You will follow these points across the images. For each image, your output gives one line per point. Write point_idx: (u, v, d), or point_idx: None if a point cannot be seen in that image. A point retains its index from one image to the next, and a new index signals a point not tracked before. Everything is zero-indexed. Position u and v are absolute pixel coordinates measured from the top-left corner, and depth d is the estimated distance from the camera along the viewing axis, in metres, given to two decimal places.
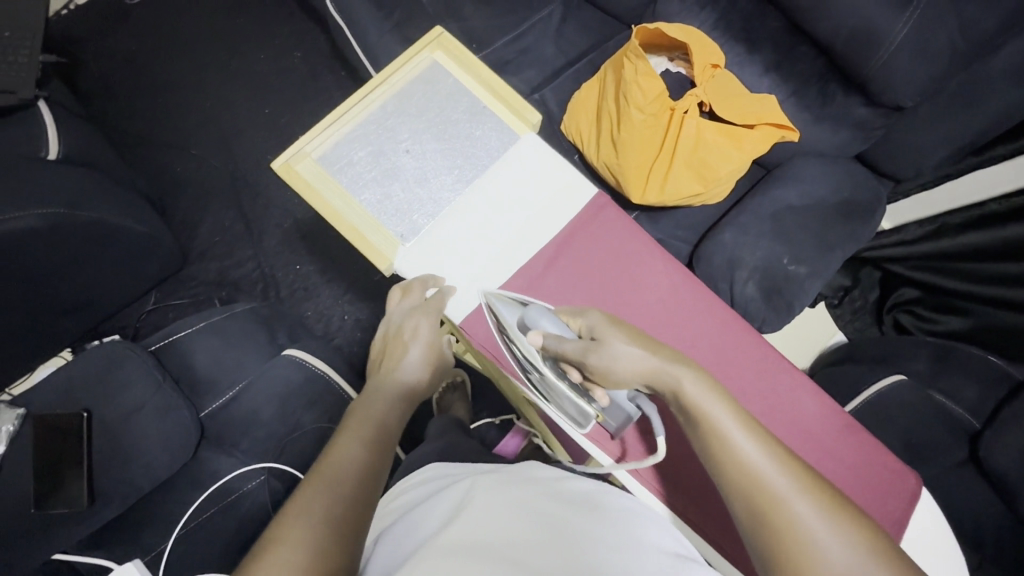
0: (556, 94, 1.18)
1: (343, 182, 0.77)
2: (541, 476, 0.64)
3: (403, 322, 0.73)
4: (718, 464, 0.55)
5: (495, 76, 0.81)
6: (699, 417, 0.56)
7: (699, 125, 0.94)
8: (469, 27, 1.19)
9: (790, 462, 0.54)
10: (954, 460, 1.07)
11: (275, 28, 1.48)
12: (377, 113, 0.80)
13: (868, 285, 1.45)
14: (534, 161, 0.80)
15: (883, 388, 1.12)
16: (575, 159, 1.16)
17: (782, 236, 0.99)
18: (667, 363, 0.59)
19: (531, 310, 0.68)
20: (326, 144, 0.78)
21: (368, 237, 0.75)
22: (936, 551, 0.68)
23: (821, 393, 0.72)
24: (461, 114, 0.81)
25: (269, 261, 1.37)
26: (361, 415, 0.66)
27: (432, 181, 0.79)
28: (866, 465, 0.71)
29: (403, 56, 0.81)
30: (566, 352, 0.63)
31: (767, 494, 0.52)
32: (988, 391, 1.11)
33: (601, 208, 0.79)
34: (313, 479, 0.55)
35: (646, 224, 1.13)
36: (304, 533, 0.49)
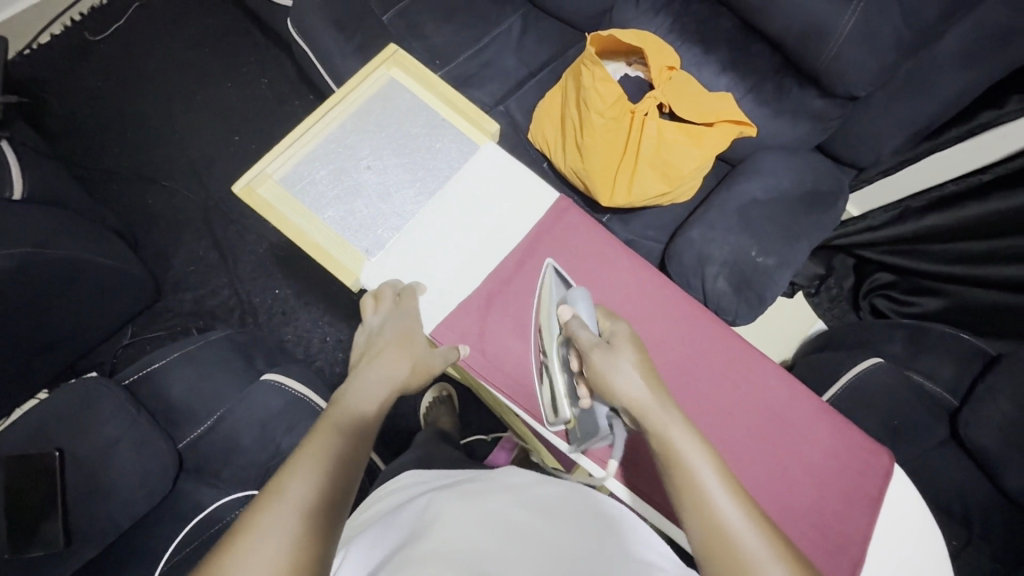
0: (519, 104, 1.20)
1: (305, 202, 0.78)
2: (521, 482, 0.65)
3: (392, 327, 0.71)
4: (694, 517, 0.53)
5: (452, 89, 0.82)
6: (680, 467, 0.55)
7: (660, 126, 0.97)
8: (431, 44, 1.21)
9: (768, 529, 0.52)
10: (937, 438, 1.10)
11: (241, 56, 1.49)
12: (336, 132, 0.81)
13: (843, 272, 1.49)
14: (495, 170, 0.81)
15: (862, 371, 1.14)
16: (542, 167, 1.17)
17: (749, 229, 1.01)
18: (659, 408, 0.58)
19: (573, 294, 0.71)
20: (287, 165, 0.79)
21: (334, 255, 0.76)
22: (915, 526, 0.69)
23: (789, 377, 0.73)
24: (420, 128, 0.83)
25: (246, 287, 1.36)
26: (343, 403, 0.62)
27: (394, 196, 0.79)
28: (839, 445, 0.72)
29: (359, 75, 0.82)
30: (579, 338, 0.65)
31: (742, 560, 0.50)
32: (961, 367, 1.13)
33: (564, 211, 0.81)
34: (294, 465, 0.53)
35: (617, 225, 1.14)
36: (282, 521, 0.47)
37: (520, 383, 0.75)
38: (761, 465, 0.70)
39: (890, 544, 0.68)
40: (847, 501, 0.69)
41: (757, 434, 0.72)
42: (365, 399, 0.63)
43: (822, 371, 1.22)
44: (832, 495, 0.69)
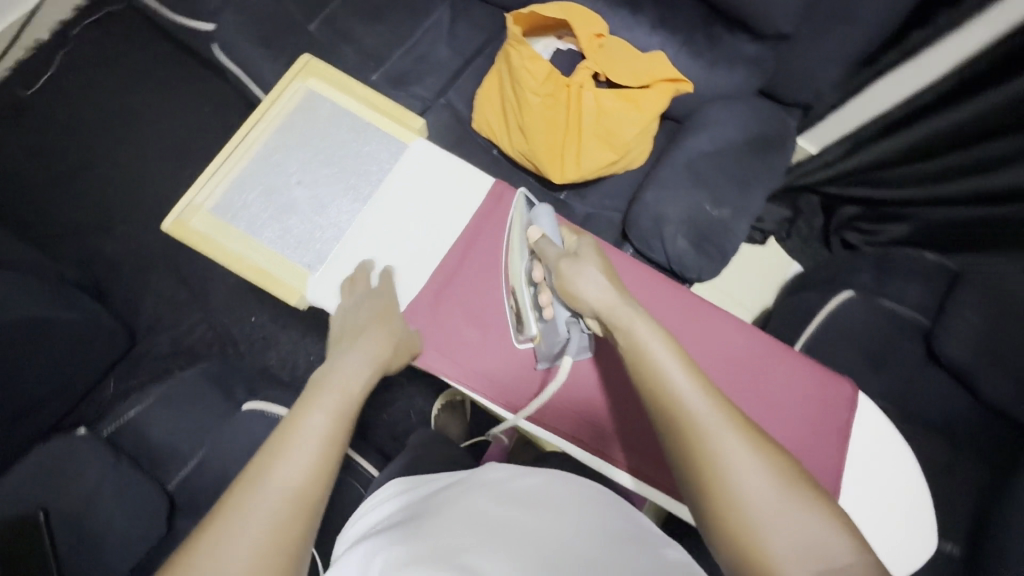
0: (460, 94, 1.19)
1: (241, 227, 0.77)
2: (513, 479, 0.65)
3: (366, 307, 0.71)
4: (655, 400, 0.54)
5: (370, 90, 0.82)
6: (640, 359, 0.56)
7: (596, 95, 0.96)
8: (363, 47, 1.19)
9: (727, 404, 0.53)
10: (915, 358, 1.12)
11: (179, 88, 1.47)
12: (260, 152, 0.80)
13: (811, 212, 1.51)
14: (427, 165, 0.81)
15: (833, 308, 1.17)
16: (492, 154, 1.16)
17: (700, 184, 1.02)
18: (623, 305, 0.60)
19: (538, 214, 0.73)
20: (216, 194, 0.78)
21: (277, 275, 0.75)
22: (887, 449, 0.71)
23: (744, 325, 0.74)
24: (347, 134, 0.82)
25: (222, 319, 1.36)
26: (328, 378, 0.62)
27: (330, 207, 0.79)
28: (805, 385, 0.73)
29: (274, 91, 0.81)
30: (547, 251, 0.68)
31: (696, 430, 0.51)
32: (929, 287, 1.15)
33: (501, 194, 0.81)
34: (271, 449, 0.54)
35: (575, 200, 1.15)
36: (257, 510, 0.49)
37: (479, 375, 0.76)
38: None
39: (865, 472, 0.70)
40: (817, 435, 0.71)
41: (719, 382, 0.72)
42: (347, 381, 0.62)
43: (798, 311, 1.24)
44: (800, 433, 0.71)
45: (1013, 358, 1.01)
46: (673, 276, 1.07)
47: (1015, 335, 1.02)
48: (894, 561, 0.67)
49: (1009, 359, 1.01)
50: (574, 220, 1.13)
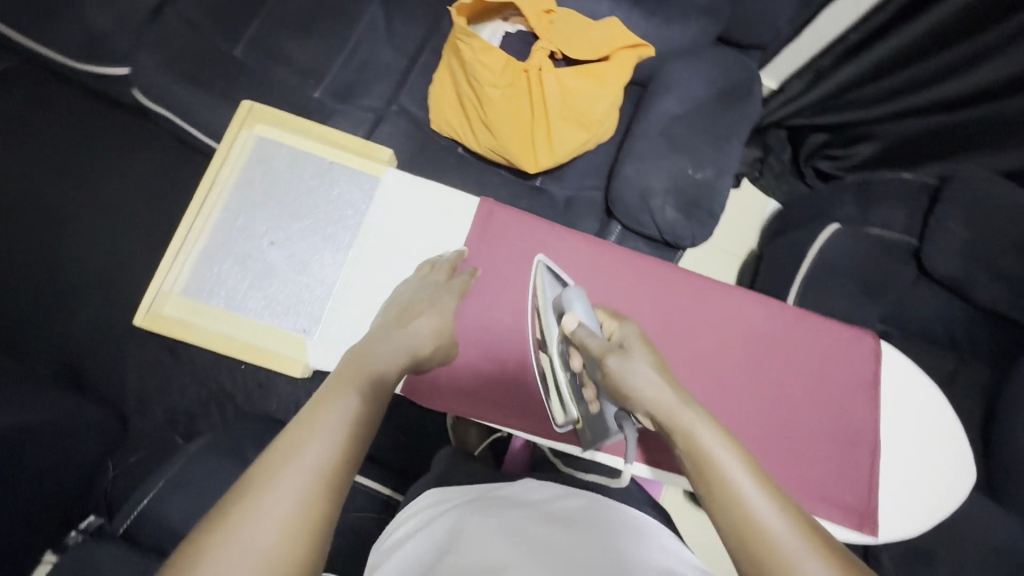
0: (411, 96, 1.12)
1: (220, 305, 0.72)
2: (546, 500, 0.64)
3: (426, 296, 0.68)
4: (725, 514, 0.46)
5: (326, 127, 0.76)
6: (705, 466, 0.49)
7: (557, 76, 0.92)
8: (298, 66, 1.11)
9: (807, 526, 0.45)
10: (909, 279, 1.15)
11: (106, 141, 1.35)
12: (222, 218, 0.74)
13: (780, 147, 1.50)
14: (404, 194, 0.76)
15: (825, 243, 1.16)
16: (459, 152, 1.10)
17: (678, 149, 0.99)
18: (683, 407, 0.53)
19: (569, 294, 0.68)
20: (185, 275, 0.72)
21: (269, 348, 0.71)
22: (910, 385, 0.73)
23: (762, 299, 0.73)
24: (310, 181, 0.77)
25: (211, 374, 1.29)
26: (366, 359, 0.57)
27: (311, 263, 0.74)
28: (830, 347, 0.73)
29: (221, 149, 0.76)
30: (589, 344, 0.61)
31: (774, 555, 0.43)
32: (913, 207, 1.16)
33: (490, 211, 0.77)
34: (305, 419, 0.48)
35: (553, 186, 1.11)
36: (290, 482, 0.43)
37: (507, 408, 0.73)
38: (767, 396, 0.71)
39: (896, 413, 0.73)
40: (851, 395, 0.72)
41: (748, 362, 0.72)
42: (377, 367, 0.56)
43: (791, 252, 1.23)
44: (835, 398, 0.71)
45: (1000, 260, 1.05)
46: (666, 246, 1.05)
47: (997, 238, 1.06)
48: (940, 493, 0.70)
49: (996, 262, 1.06)
50: (558, 205, 1.09)
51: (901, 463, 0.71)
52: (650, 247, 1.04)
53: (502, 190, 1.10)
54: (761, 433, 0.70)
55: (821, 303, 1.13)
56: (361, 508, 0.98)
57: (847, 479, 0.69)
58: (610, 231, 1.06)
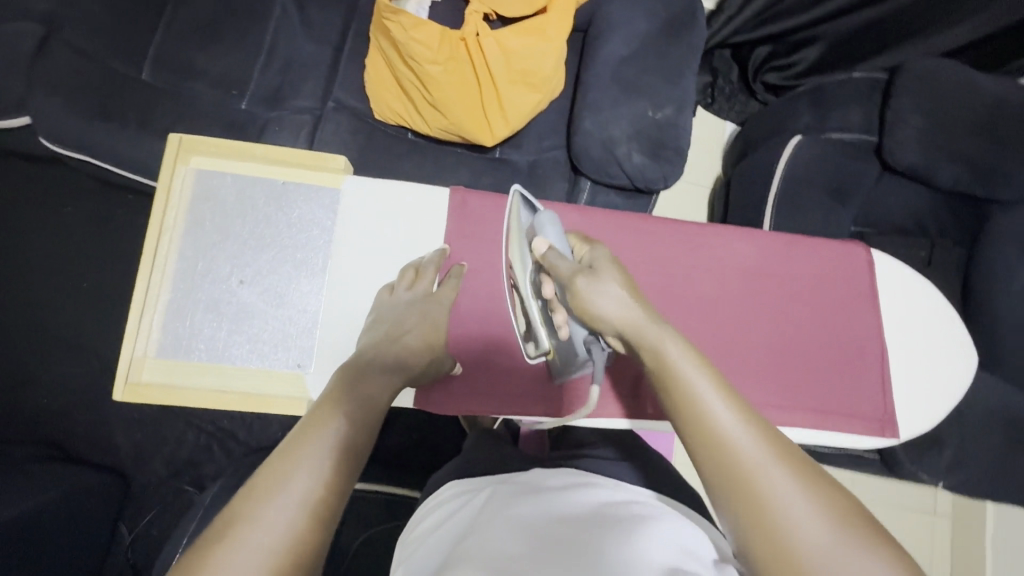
0: (346, 88, 1.04)
1: (202, 359, 0.67)
2: (570, 487, 0.61)
3: (413, 308, 0.67)
4: (694, 432, 0.49)
5: (268, 146, 0.71)
6: (676, 387, 0.51)
7: (497, 38, 0.88)
8: (216, 77, 1.02)
9: (772, 436, 0.48)
10: (874, 175, 1.17)
11: (19, 198, 1.23)
12: (180, 267, 0.69)
13: (726, 68, 1.50)
14: (369, 201, 0.73)
15: (792, 155, 1.16)
16: (410, 138, 1.04)
17: (632, 92, 0.96)
18: (648, 325, 0.55)
19: (541, 220, 0.68)
20: (156, 336, 0.67)
21: (266, 392, 0.67)
22: (903, 285, 0.76)
23: (752, 232, 0.73)
24: (266, 208, 0.71)
25: (204, 417, 1.21)
26: (359, 383, 0.58)
27: (289, 294, 0.69)
28: (823, 266, 0.74)
29: (161, 193, 0.69)
30: (560, 266, 0.61)
31: (741, 465, 0.46)
32: (868, 104, 1.17)
33: (461, 201, 0.75)
34: (288, 446, 0.49)
35: (514, 154, 1.07)
36: (276, 509, 0.44)
37: (523, 398, 0.73)
38: (773, 326, 0.72)
39: (895, 315, 0.75)
40: (852, 307, 0.73)
41: (749, 297, 0.73)
42: (369, 394, 0.58)
43: (759, 171, 1.23)
44: (837, 314, 0.73)
45: (958, 141, 1.08)
46: (639, 194, 1.02)
47: (954, 119, 1.08)
48: (946, 380, 0.73)
49: (956, 143, 1.08)
50: (522, 172, 1.05)
51: (908, 362, 0.74)
52: (623, 197, 1.02)
53: (462, 168, 1.05)
54: (775, 364, 0.71)
55: (798, 216, 1.14)
56: (395, 516, 0.98)
57: (862, 389, 0.71)
58: (580, 190, 1.03)
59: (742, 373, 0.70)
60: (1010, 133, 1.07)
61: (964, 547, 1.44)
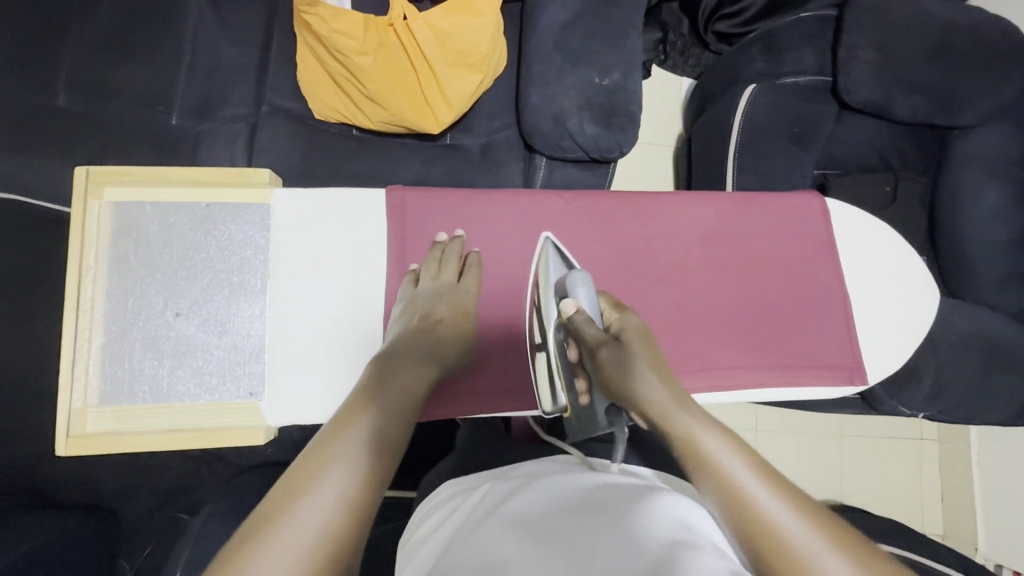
0: (279, 90, 0.99)
1: (148, 401, 0.65)
2: (563, 476, 0.63)
3: (441, 296, 0.67)
4: (734, 519, 0.46)
5: (183, 167, 0.67)
6: (713, 468, 0.49)
7: (426, 20, 0.83)
8: (138, 95, 0.97)
9: (817, 519, 0.46)
10: (833, 116, 1.15)
11: None
12: (110, 308, 0.66)
13: (676, 22, 1.47)
14: (304, 212, 0.70)
15: (747, 106, 1.14)
16: (354, 135, 1.00)
17: (577, 59, 0.92)
18: (680, 408, 0.54)
19: (576, 279, 0.65)
20: (95, 383, 0.64)
21: (220, 425, 0.65)
22: (858, 227, 0.75)
23: (700, 196, 0.72)
24: (193, 232, 0.68)
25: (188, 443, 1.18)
26: (395, 379, 0.58)
27: (230, 321, 0.67)
28: (776, 219, 0.74)
29: (75, 231, 0.65)
30: (585, 333, 0.61)
31: (790, 551, 0.43)
32: (820, 43, 1.14)
33: (400, 199, 0.72)
34: (323, 445, 0.50)
35: (465, 138, 1.05)
36: (314, 507, 0.45)
37: (486, 394, 0.73)
38: (732, 287, 0.72)
39: (853, 259, 0.75)
40: (810, 258, 0.73)
41: (705, 262, 0.72)
42: (404, 386, 0.58)
43: (717, 125, 1.21)
44: (795, 265, 0.73)
45: (912, 71, 1.06)
46: (596, 165, 0.99)
47: (907, 48, 1.06)
48: (913, 317, 0.73)
49: (910, 73, 1.06)
50: (475, 157, 1.03)
51: (872, 306, 0.74)
52: (581, 169, 0.99)
53: (413, 160, 1.02)
54: (739, 322, 0.71)
55: (759, 168, 1.13)
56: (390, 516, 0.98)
57: (829, 339, 0.71)
58: (536, 167, 1.00)
59: (708, 334, 0.71)
60: (964, 56, 1.06)
61: (955, 468, 1.48)
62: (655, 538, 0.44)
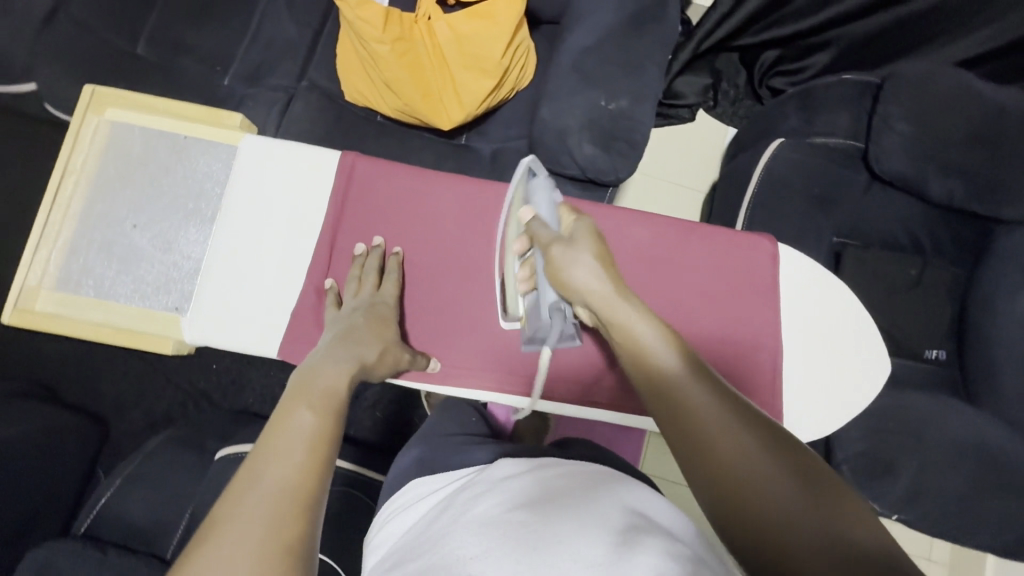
0: (321, 70, 1.09)
1: (90, 294, 0.75)
2: (524, 475, 0.58)
3: (365, 308, 0.68)
4: (700, 474, 0.46)
5: (172, 104, 0.77)
6: (684, 425, 0.48)
7: (449, 23, 0.90)
8: (203, 54, 1.09)
9: (783, 466, 0.45)
10: (862, 185, 1.10)
11: None
12: (84, 208, 0.77)
13: (732, 71, 1.46)
14: (261, 157, 0.76)
15: (771, 157, 1.09)
16: (376, 120, 1.08)
17: (591, 81, 0.94)
18: (621, 302, 0.55)
19: (537, 189, 0.69)
20: (54, 270, 0.76)
21: (143, 329, 0.74)
22: (802, 276, 0.78)
23: (649, 216, 0.75)
24: (166, 158, 0.78)
25: (176, 375, 1.25)
26: (311, 383, 0.55)
27: (176, 241, 0.76)
28: (723, 253, 0.77)
29: (70, 137, 0.78)
30: (535, 234, 0.62)
31: (749, 505, 0.43)
32: (859, 109, 1.10)
33: (352, 165, 0.76)
34: (259, 450, 0.46)
35: (479, 142, 1.09)
36: (254, 505, 0.42)
37: None
38: (671, 313, 0.74)
39: (794, 308, 0.77)
40: (753, 298, 0.76)
41: (648, 282, 0.75)
42: (331, 385, 0.56)
43: (739, 173, 1.17)
44: (735, 302, 0.75)
45: (949, 150, 1.00)
46: (595, 187, 1.00)
47: (945, 127, 1.00)
48: (846, 380, 0.75)
49: (947, 152, 1.00)
50: (483, 160, 1.07)
51: (806, 359, 0.75)
52: (579, 189, 1.00)
53: (424, 152, 1.07)
54: None
55: (773, 222, 1.07)
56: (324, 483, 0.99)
57: (756, 381, 0.73)
58: None
59: None
60: (1009, 144, 0.99)
61: None
62: (600, 542, 0.43)
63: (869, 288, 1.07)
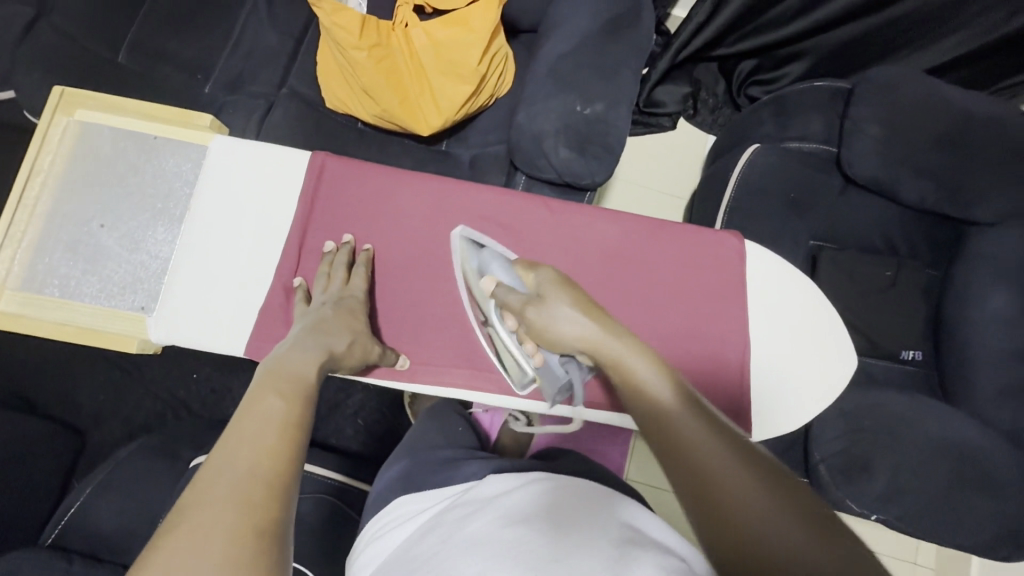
0: (302, 78, 1.10)
1: (56, 294, 0.75)
2: (512, 488, 0.58)
3: (338, 301, 0.68)
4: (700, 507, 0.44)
5: (142, 104, 0.77)
6: (684, 456, 0.47)
7: (425, 30, 0.93)
8: (185, 61, 1.10)
9: (784, 502, 0.43)
10: (837, 189, 1.12)
11: None
12: (51, 207, 0.77)
13: (710, 80, 1.49)
14: (229, 156, 0.76)
15: (747, 163, 1.11)
16: (357, 127, 1.08)
17: (566, 87, 0.95)
18: (610, 338, 0.56)
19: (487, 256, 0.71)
20: (19, 270, 0.75)
21: (108, 328, 0.73)
22: (770, 274, 0.78)
23: (616, 214, 0.77)
24: (134, 157, 0.78)
25: (154, 384, 1.23)
26: (280, 371, 0.55)
27: (144, 240, 0.76)
28: (689, 250, 0.78)
29: (37, 138, 0.78)
30: (510, 301, 0.63)
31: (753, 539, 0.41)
32: (831, 115, 1.12)
33: (321, 164, 0.76)
34: (228, 436, 0.46)
35: (459, 149, 1.10)
36: (220, 487, 0.41)
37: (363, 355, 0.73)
38: (636, 309, 0.76)
39: (761, 305, 0.77)
40: (719, 295, 0.76)
41: (615, 279, 0.76)
42: (301, 373, 0.56)
43: (717, 178, 1.19)
44: (702, 299, 0.76)
45: (918, 153, 1.02)
46: (573, 191, 1.01)
47: (915, 130, 1.03)
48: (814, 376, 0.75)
49: (916, 156, 1.02)
50: (463, 165, 1.08)
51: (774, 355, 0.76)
52: (557, 193, 1.01)
53: (404, 158, 1.08)
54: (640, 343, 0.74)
55: (751, 226, 1.08)
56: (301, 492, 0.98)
57: (722, 376, 0.74)
58: (516, 183, 1.03)
59: None
60: (977, 146, 1.02)
61: None
62: (597, 561, 0.44)
63: (847, 290, 1.08)
